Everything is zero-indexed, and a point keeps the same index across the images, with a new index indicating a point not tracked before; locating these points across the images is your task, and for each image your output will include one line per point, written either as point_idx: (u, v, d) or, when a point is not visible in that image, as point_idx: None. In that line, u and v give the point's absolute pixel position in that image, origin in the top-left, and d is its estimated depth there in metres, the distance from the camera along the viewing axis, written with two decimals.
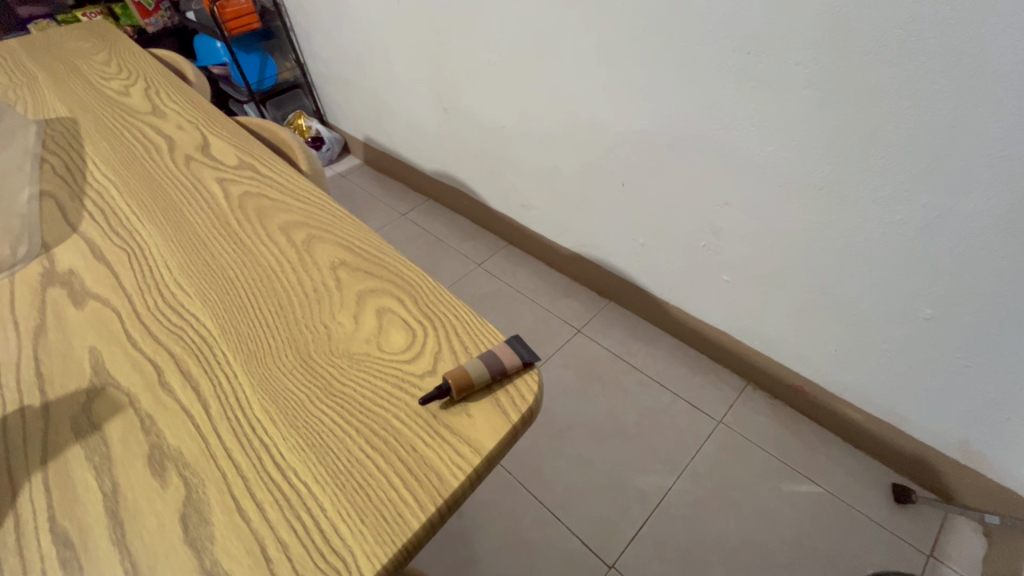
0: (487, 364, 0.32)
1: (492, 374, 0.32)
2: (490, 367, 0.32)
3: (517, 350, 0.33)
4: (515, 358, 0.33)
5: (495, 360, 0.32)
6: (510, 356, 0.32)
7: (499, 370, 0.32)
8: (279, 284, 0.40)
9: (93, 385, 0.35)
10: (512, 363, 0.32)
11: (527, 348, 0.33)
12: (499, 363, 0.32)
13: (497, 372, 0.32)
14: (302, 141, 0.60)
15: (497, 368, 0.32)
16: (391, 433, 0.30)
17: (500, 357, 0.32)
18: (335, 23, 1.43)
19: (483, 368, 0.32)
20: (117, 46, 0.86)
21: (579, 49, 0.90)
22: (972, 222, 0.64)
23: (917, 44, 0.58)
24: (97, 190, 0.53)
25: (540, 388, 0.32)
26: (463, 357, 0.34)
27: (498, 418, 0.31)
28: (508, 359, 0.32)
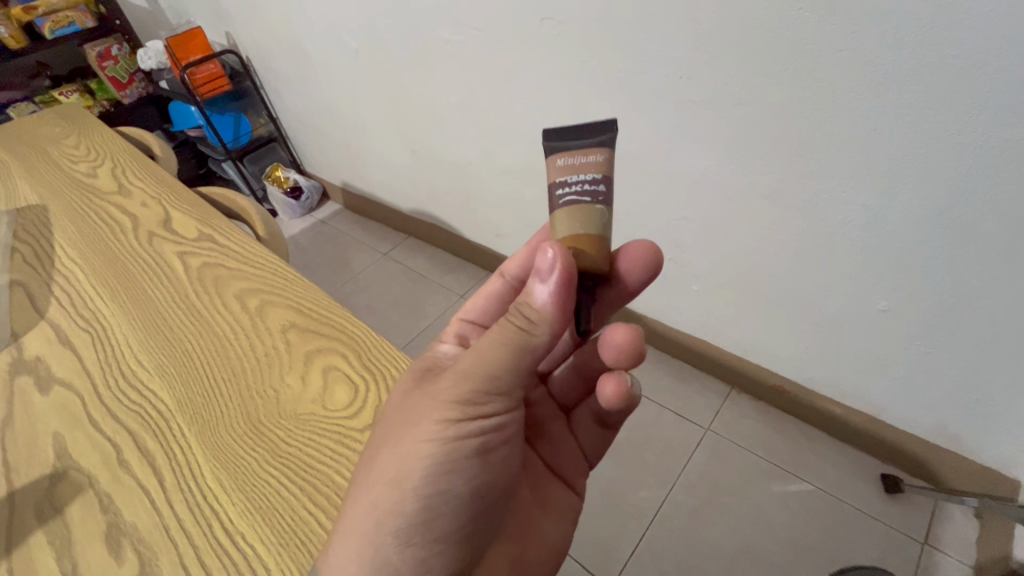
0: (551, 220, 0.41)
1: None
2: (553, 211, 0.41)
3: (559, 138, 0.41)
4: (551, 267, 0.36)
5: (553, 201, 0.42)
6: (547, 262, 0.36)
7: (522, 312, 0.38)
8: (233, 351, 0.44)
9: (57, 469, 0.38)
10: (545, 275, 0.37)
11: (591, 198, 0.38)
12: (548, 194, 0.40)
13: (529, 313, 0.38)
14: (260, 206, 0.63)
15: (506, 322, 0.38)
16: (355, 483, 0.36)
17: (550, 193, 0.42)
18: (300, 79, 1.48)
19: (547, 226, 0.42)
20: (86, 128, 0.89)
21: (528, 86, 0.94)
22: (907, 217, 0.67)
23: (826, 57, 0.61)
24: (63, 273, 0.55)
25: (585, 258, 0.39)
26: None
27: (563, 328, 0.38)
28: (542, 274, 0.37)
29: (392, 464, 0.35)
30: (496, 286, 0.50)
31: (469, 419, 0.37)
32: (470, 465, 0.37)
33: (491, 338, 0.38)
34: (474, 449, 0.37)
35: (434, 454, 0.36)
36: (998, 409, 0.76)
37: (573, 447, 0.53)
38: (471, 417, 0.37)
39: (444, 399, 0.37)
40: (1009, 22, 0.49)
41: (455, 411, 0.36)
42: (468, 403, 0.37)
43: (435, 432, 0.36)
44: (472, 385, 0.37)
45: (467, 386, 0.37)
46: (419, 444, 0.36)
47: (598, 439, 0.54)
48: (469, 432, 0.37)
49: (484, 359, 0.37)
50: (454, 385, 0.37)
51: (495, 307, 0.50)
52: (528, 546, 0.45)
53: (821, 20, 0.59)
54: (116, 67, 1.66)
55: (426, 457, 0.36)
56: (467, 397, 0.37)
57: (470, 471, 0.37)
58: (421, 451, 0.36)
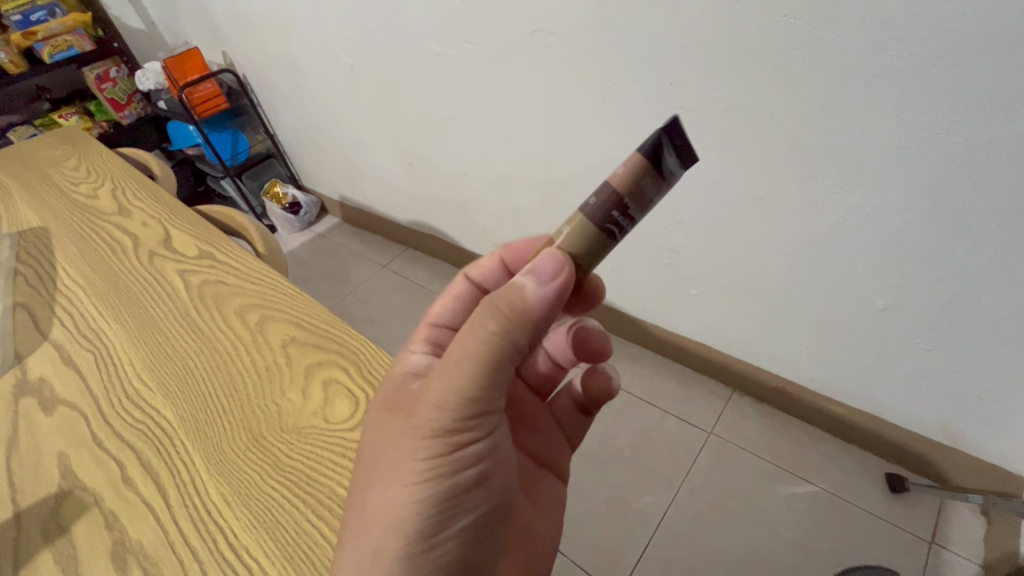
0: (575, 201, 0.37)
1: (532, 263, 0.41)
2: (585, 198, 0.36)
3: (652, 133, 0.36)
4: (554, 273, 0.35)
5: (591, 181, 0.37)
6: (550, 264, 0.35)
7: (506, 311, 0.36)
8: (235, 367, 0.44)
9: (62, 489, 0.39)
10: (544, 277, 0.36)
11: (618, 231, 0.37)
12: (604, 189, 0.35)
13: (513, 310, 0.36)
14: (259, 223, 0.64)
15: (484, 336, 0.36)
16: None
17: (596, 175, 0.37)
18: (297, 95, 1.50)
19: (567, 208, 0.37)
20: (86, 150, 0.90)
21: (522, 97, 0.95)
22: (900, 217, 0.67)
23: (813, 62, 0.62)
24: (66, 294, 0.56)
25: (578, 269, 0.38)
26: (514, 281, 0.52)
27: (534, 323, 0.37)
28: (542, 276, 0.36)
29: (386, 504, 0.34)
30: (461, 290, 0.50)
31: (459, 447, 0.36)
32: (472, 491, 0.36)
33: (465, 355, 0.36)
34: (472, 476, 0.36)
35: (432, 491, 0.35)
36: (999, 404, 0.76)
37: (558, 434, 0.56)
38: (455, 442, 0.35)
39: (427, 432, 0.35)
40: (987, 24, 0.50)
41: (441, 442, 0.35)
42: (454, 432, 0.35)
43: (426, 468, 0.35)
44: (454, 413, 0.35)
45: (449, 415, 0.35)
46: (409, 482, 0.35)
47: (577, 423, 0.58)
48: (461, 461, 0.36)
49: (460, 382, 0.35)
50: (435, 416, 0.35)
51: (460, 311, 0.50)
52: (534, 548, 0.45)
53: (807, 25, 0.60)
54: (116, 89, 1.68)
55: (422, 495, 0.35)
56: (450, 425, 0.35)
57: (474, 497, 0.37)
58: (415, 489, 0.35)
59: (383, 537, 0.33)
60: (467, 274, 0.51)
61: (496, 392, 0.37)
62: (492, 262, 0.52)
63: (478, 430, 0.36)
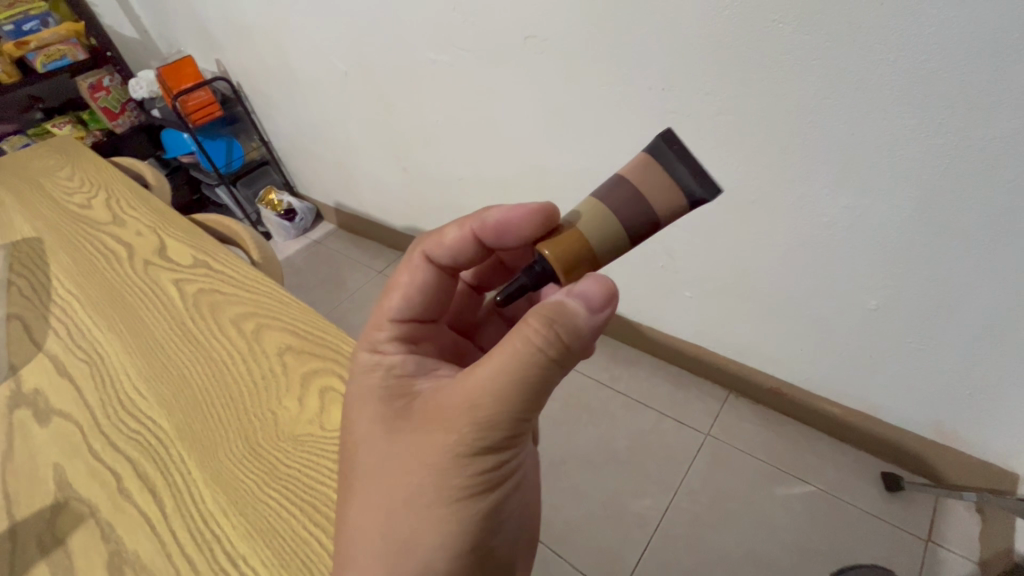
0: (603, 200, 0.38)
1: (545, 252, 0.37)
2: (617, 203, 0.37)
3: (673, 150, 0.38)
4: (603, 304, 0.37)
5: (620, 186, 0.38)
6: (599, 293, 0.37)
7: (558, 338, 0.35)
8: (230, 375, 0.44)
9: (58, 499, 0.39)
10: (594, 305, 0.37)
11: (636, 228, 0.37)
12: (640, 206, 0.37)
13: (567, 334, 0.36)
14: (254, 231, 0.64)
15: (538, 357, 0.35)
16: None
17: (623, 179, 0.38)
18: (291, 102, 1.50)
19: (600, 206, 0.38)
20: (80, 160, 0.90)
21: (515, 103, 0.96)
22: (890, 218, 0.68)
23: (801, 66, 0.63)
24: (61, 304, 0.56)
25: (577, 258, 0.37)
26: (484, 253, 0.48)
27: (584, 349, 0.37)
28: (591, 303, 0.37)
29: (430, 524, 0.34)
30: (423, 273, 0.47)
31: (500, 462, 0.36)
32: (507, 502, 0.37)
33: (512, 377, 0.35)
34: (509, 486, 0.37)
35: (473, 504, 0.35)
36: (992, 402, 0.76)
37: None
38: (494, 460, 0.35)
39: (470, 451, 0.35)
40: (968, 27, 0.51)
41: (483, 460, 0.35)
42: (496, 448, 0.35)
43: (468, 484, 0.35)
44: (499, 432, 0.35)
45: (493, 434, 0.35)
46: (452, 499, 0.35)
47: None
48: (501, 474, 0.36)
49: (507, 402, 0.35)
50: (479, 435, 0.34)
51: (422, 299, 0.47)
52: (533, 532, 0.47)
53: (794, 29, 0.61)
54: (109, 98, 1.68)
55: (465, 510, 0.35)
56: (494, 443, 0.35)
57: (511, 504, 0.38)
58: (458, 506, 0.35)
59: (432, 556, 0.34)
60: (428, 253, 0.47)
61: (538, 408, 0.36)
62: (461, 235, 0.47)
63: (517, 444, 0.37)
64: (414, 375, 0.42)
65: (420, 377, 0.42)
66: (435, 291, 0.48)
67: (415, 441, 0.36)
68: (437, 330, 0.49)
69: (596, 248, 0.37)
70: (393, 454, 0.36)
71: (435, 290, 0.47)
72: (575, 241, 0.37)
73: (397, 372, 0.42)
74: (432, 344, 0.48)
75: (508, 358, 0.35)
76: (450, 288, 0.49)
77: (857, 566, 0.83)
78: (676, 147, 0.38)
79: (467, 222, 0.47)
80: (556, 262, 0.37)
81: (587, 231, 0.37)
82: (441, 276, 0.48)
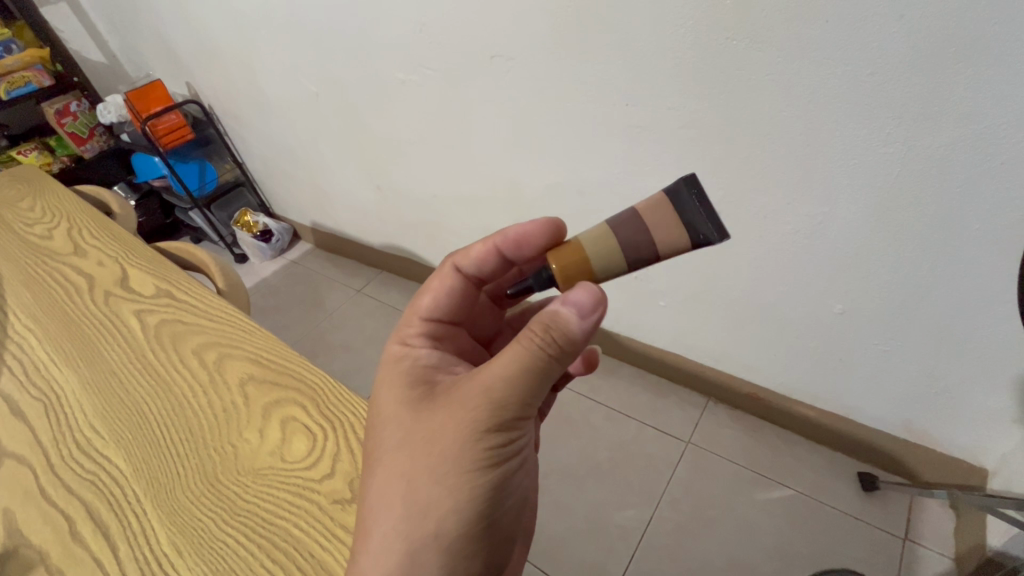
0: (613, 229, 0.40)
1: (552, 266, 0.41)
2: (625, 232, 0.40)
3: (691, 194, 0.40)
4: (593, 307, 0.38)
5: (632, 217, 0.40)
6: (590, 300, 0.38)
7: (554, 337, 0.37)
8: (190, 410, 0.44)
9: (8, 547, 0.39)
10: (585, 310, 0.38)
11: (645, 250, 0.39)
12: (642, 237, 0.39)
13: (564, 339, 0.37)
14: (219, 258, 0.63)
15: (541, 354, 0.37)
16: (309, 535, 0.36)
17: (636, 210, 0.40)
18: (263, 123, 1.49)
19: (611, 235, 0.40)
20: (40, 188, 0.88)
21: (485, 120, 0.97)
22: (851, 225, 0.70)
23: (757, 81, 0.65)
24: (16, 340, 0.55)
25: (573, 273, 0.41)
26: (506, 266, 0.51)
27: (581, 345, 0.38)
28: (583, 310, 0.38)
29: (443, 495, 0.36)
30: (452, 281, 0.50)
31: (509, 440, 0.37)
32: (514, 481, 0.39)
33: (519, 361, 0.37)
34: (515, 464, 0.39)
35: (482, 480, 0.36)
36: (956, 400, 0.78)
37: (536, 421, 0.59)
38: (503, 439, 0.37)
39: (481, 429, 0.36)
40: (910, 40, 0.53)
41: (492, 438, 0.37)
42: (505, 428, 0.37)
43: (476, 460, 0.36)
44: (507, 413, 0.37)
45: (502, 414, 0.37)
46: (464, 473, 0.36)
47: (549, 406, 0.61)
48: (509, 454, 0.37)
49: (515, 386, 0.37)
50: (489, 414, 0.36)
51: (448, 305, 0.50)
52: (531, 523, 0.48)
53: (748, 45, 0.63)
54: (76, 123, 1.65)
55: (475, 482, 0.36)
56: (502, 422, 0.37)
57: (515, 483, 0.39)
58: (468, 480, 0.36)
59: (443, 524, 0.35)
60: (458, 265, 0.50)
61: (542, 395, 0.38)
62: (486, 250, 0.49)
63: (524, 427, 0.38)
64: (437, 368, 0.44)
65: (440, 370, 0.44)
66: (461, 298, 0.51)
67: (434, 420, 0.38)
68: (461, 332, 0.52)
69: (596, 268, 0.40)
70: (412, 433, 0.38)
71: (461, 298, 0.51)
72: (575, 257, 0.40)
73: (422, 364, 0.45)
74: (455, 344, 0.51)
75: (517, 348, 0.37)
76: (474, 297, 0.52)
77: (837, 568, 0.84)
78: (693, 193, 0.39)
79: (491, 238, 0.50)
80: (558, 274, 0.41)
81: (589, 250, 0.40)
82: (466, 285, 0.51)
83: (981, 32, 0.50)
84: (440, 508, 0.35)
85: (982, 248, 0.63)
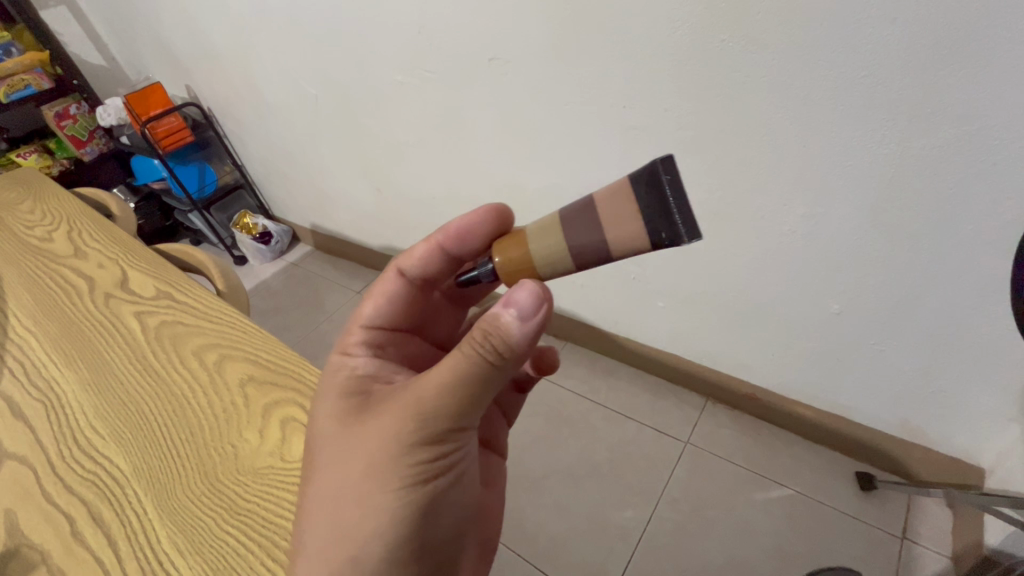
0: (563, 222, 0.38)
1: (499, 259, 0.41)
2: (574, 226, 0.37)
3: (664, 180, 0.34)
4: (534, 308, 0.36)
5: (586, 207, 0.37)
6: (529, 301, 0.36)
7: (493, 344, 0.35)
8: (191, 409, 0.44)
9: (10, 547, 0.39)
10: (526, 312, 0.36)
11: (594, 248, 0.37)
12: (594, 233, 0.36)
13: (502, 345, 0.35)
14: (219, 260, 0.64)
15: (474, 361, 0.35)
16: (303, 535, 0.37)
17: (592, 199, 0.37)
18: (262, 125, 1.49)
19: (558, 231, 0.38)
20: (42, 191, 0.88)
21: (482, 121, 0.97)
22: (848, 224, 0.70)
23: (753, 82, 0.65)
24: (17, 342, 0.55)
25: (515, 266, 0.40)
26: (452, 266, 0.50)
27: (524, 352, 0.36)
28: (524, 312, 0.36)
29: (369, 516, 0.35)
30: (394, 285, 0.50)
31: (440, 455, 0.37)
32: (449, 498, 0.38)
33: (452, 372, 0.36)
34: (451, 480, 0.38)
35: (411, 498, 0.36)
36: (952, 399, 0.79)
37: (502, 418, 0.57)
38: (433, 454, 0.36)
39: (406, 444, 0.36)
40: (904, 43, 0.54)
41: (422, 454, 0.36)
42: (435, 443, 0.36)
43: (404, 478, 0.36)
44: (435, 427, 0.36)
45: (432, 428, 0.36)
46: (389, 490, 0.36)
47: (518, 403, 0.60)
48: (439, 470, 0.37)
49: (446, 399, 0.36)
50: (415, 428, 0.36)
51: (392, 310, 0.50)
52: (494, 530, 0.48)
53: (743, 48, 0.63)
54: (76, 126, 1.65)
55: (403, 501, 0.36)
56: (432, 437, 0.36)
57: (452, 500, 0.38)
58: (395, 498, 0.36)
59: (369, 544, 0.35)
60: (400, 268, 0.50)
61: (480, 407, 0.37)
62: (428, 250, 0.49)
63: (460, 441, 0.37)
64: (376, 379, 0.44)
65: (378, 380, 0.44)
66: (406, 302, 0.51)
67: (366, 434, 0.38)
68: (410, 338, 0.52)
69: (540, 265, 0.39)
70: (344, 450, 0.38)
71: (406, 302, 0.50)
72: (518, 250, 0.40)
73: (360, 375, 0.44)
74: (403, 349, 0.50)
75: (450, 359, 0.36)
76: (421, 300, 0.52)
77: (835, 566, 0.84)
78: (669, 178, 0.34)
79: (433, 237, 0.50)
80: (501, 267, 0.41)
81: (532, 245, 0.40)
82: (410, 289, 0.51)
83: (973, 36, 0.51)
84: (366, 526, 0.35)
85: (979, 249, 0.63)
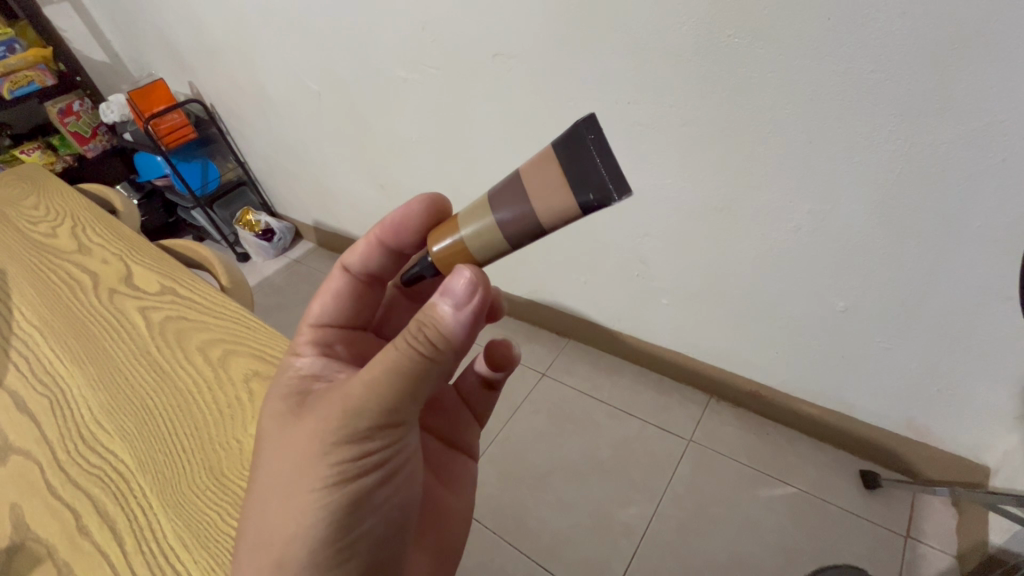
0: (490, 200, 0.38)
1: (432, 249, 0.41)
2: (504, 201, 0.37)
3: (589, 141, 0.33)
4: (469, 296, 0.37)
5: (513, 180, 0.36)
6: (463, 290, 0.37)
7: (427, 336, 0.37)
8: (195, 404, 0.44)
9: (16, 541, 0.39)
10: (461, 302, 0.37)
11: (522, 218, 0.36)
12: (521, 202, 0.35)
13: (435, 337, 0.37)
14: (223, 256, 0.63)
15: (407, 354, 0.36)
16: None
17: (517, 172, 0.37)
18: (265, 122, 1.49)
19: (489, 210, 0.38)
20: (46, 187, 0.88)
21: (486, 117, 0.97)
22: (855, 221, 0.70)
23: (760, 78, 0.65)
24: (22, 338, 0.55)
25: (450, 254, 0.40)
26: (395, 261, 0.52)
27: (457, 345, 0.38)
28: (458, 301, 0.37)
29: (295, 515, 0.36)
30: (339, 282, 0.51)
31: (366, 454, 0.37)
32: (375, 500, 0.38)
33: (384, 367, 0.36)
34: (377, 481, 0.38)
35: (335, 496, 0.36)
36: (958, 397, 0.78)
37: (468, 417, 0.59)
38: (359, 452, 0.36)
39: (332, 439, 0.36)
40: (911, 39, 0.53)
41: (349, 450, 0.36)
42: (362, 440, 0.37)
43: (328, 476, 0.36)
44: (363, 421, 0.36)
45: (360, 424, 0.36)
46: (317, 488, 0.36)
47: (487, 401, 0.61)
48: (367, 467, 0.37)
49: (375, 394, 0.36)
50: (341, 423, 0.36)
51: (337, 307, 0.51)
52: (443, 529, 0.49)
53: (750, 43, 0.63)
54: (79, 123, 1.65)
55: (327, 500, 0.36)
56: (359, 433, 0.36)
57: (378, 502, 0.38)
58: (318, 497, 0.36)
59: (290, 545, 0.35)
60: (344, 264, 0.51)
61: (412, 404, 0.37)
62: (369, 245, 0.50)
63: (389, 438, 0.37)
64: (319, 377, 0.44)
65: (319, 379, 0.43)
66: (352, 298, 0.52)
67: (300, 431, 0.38)
68: (359, 335, 0.52)
69: (472, 249, 0.39)
70: (279, 446, 0.38)
71: (352, 297, 0.51)
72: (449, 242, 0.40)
73: (303, 374, 0.44)
74: (352, 347, 0.51)
75: (383, 354, 0.37)
76: (368, 296, 0.52)
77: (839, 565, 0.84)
78: (593, 138, 0.33)
79: (373, 231, 0.51)
80: (436, 262, 0.41)
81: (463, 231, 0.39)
82: (356, 284, 0.52)
83: (983, 31, 0.50)
84: (290, 525, 0.35)
85: (986, 246, 0.62)
